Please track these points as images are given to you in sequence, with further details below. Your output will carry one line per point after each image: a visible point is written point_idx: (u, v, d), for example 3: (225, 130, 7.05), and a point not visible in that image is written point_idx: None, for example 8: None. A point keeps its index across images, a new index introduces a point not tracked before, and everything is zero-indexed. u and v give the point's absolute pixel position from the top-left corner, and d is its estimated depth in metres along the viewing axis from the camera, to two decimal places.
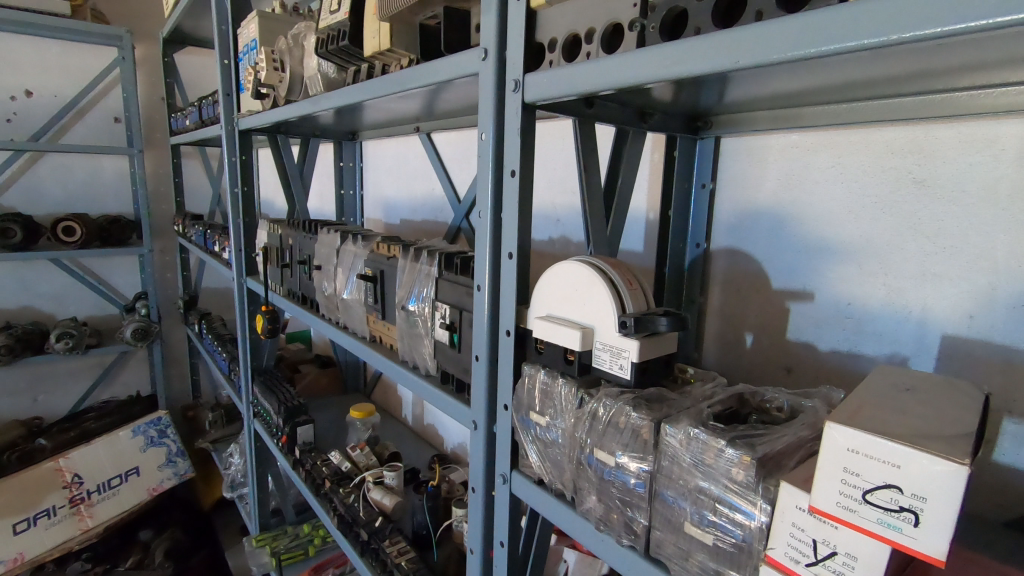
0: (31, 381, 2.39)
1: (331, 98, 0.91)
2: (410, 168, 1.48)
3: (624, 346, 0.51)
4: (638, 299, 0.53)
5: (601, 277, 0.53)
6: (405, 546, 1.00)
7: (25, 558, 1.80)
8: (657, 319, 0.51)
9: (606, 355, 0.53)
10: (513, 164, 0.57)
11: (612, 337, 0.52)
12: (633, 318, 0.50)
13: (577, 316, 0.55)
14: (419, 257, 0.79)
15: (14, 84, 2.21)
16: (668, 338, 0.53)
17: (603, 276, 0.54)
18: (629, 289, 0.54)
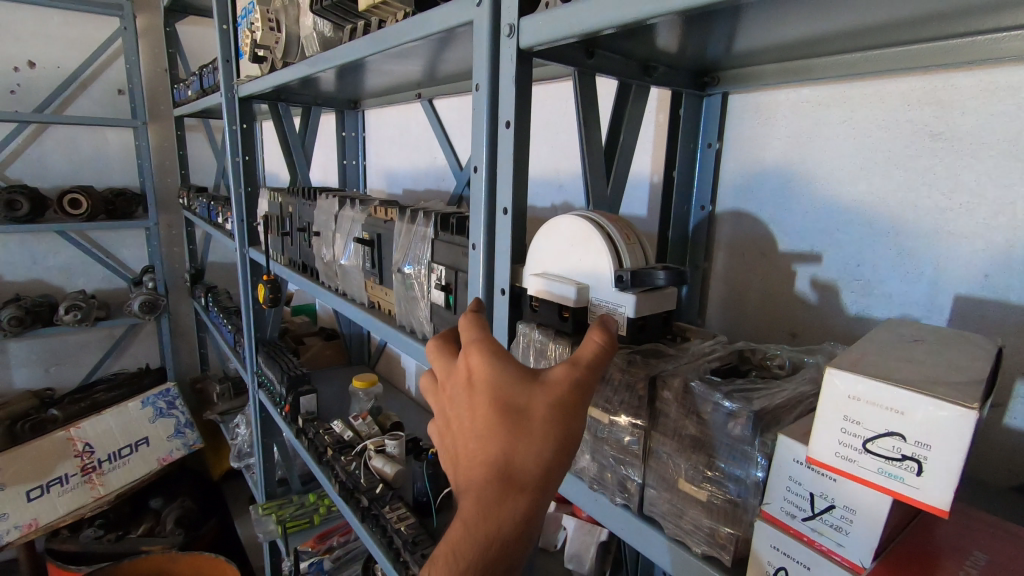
0: (43, 353, 2.42)
1: (326, 59, 0.89)
2: (412, 136, 1.46)
3: (621, 301, 0.49)
4: (637, 254, 0.51)
5: (597, 230, 0.51)
6: (405, 513, 1.00)
7: (39, 523, 1.85)
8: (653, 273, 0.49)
9: (601, 313, 0.51)
10: (508, 115, 0.55)
11: (608, 293, 0.50)
12: (629, 272, 0.48)
13: (574, 274, 0.53)
14: (415, 219, 0.77)
15: (17, 56, 2.20)
16: (668, 296, 0.52)
17: (600, 231, 0.52)
18: (627, 244, 0.52)
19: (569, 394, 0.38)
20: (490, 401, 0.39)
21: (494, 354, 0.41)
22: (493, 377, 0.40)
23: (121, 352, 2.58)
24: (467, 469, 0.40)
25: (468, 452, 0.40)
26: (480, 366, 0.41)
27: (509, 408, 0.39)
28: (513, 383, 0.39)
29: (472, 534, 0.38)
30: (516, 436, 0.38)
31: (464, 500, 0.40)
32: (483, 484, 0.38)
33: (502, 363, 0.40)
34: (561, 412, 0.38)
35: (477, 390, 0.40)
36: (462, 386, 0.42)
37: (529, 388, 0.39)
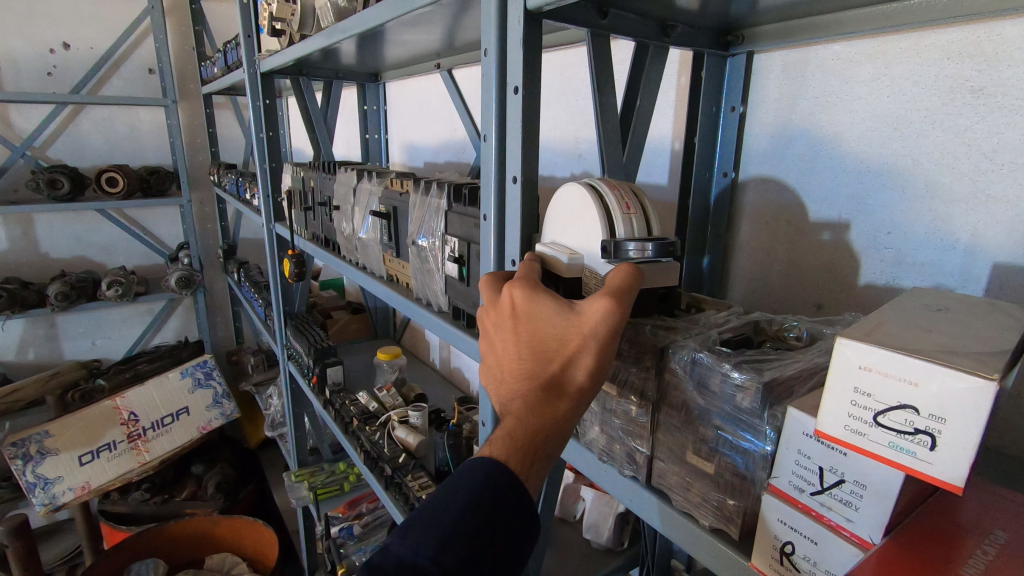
0: (89, 326, 2.54)
1: (341, 30, 0.88)
2: (432, 107, 1.44)
3: (606, 273, 0.48)
4: (636, 225, 0.49)
5: (592, 198, 0.50)
6: (426, 482, 1.01)
7: (92, 485, 1.99)
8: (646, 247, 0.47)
9: (591, 284, 0.50)
10: (517, 81, 0.53)
11: (596, 264, 0.49)
12: (613, 243, 0.47)
13: (568, 246, 0.52)
14: (429, 190, 0.77)
15: (52, 37, 2.25)
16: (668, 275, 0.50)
17: (594, 200, 0.50)
18: (626, 216, 0.49)
19: (603, 320, 0.40)
20: (531, 328, 0.42)
21: (534, 288, 0.43)
22: (532, 308, 0.43)
23: (160, 325, 2.68)
24: (507, 383, 0.43)
25: (509, 371, 0.43)
26: (524, 296, 0.43)
27: (548, 332, 0.42)
28: (552, 313, 0.42)
29: (511, 440, 0.41)
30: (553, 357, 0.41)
31: (504, 407, 0.43)
32: (526, 398, 0.41)
33: (543, 295, 0.43)
34: (598, 333, 0.40)
35: (519, 319, 0.43)
36: (506, 316, 0.44)
37: (567, 318, 0.41)
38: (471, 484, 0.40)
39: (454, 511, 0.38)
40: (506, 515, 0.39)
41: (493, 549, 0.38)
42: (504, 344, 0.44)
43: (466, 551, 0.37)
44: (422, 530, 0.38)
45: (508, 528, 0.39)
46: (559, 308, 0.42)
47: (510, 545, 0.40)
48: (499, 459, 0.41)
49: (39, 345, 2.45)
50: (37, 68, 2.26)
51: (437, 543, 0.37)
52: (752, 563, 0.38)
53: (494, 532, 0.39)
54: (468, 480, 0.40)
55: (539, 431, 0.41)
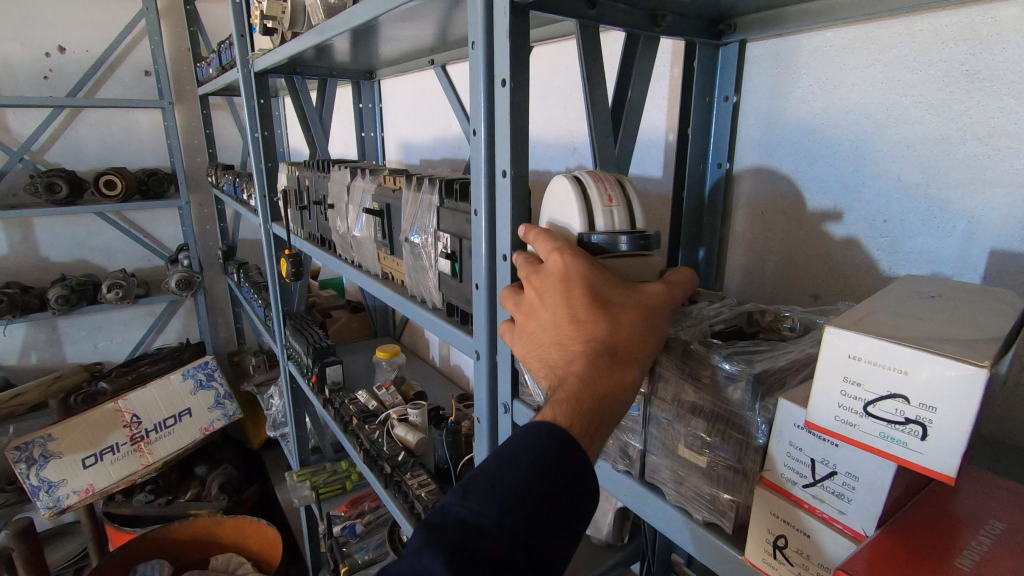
0: (91, 330, 2.55)
1: (331, 25, 0.87)
2: (426, 103, 1.43)
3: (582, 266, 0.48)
4: (617, 218, 0.48)
5: (574, 189, 0.48)
6: (425, 479, 1.01)
7: (95, 488, 2.00)
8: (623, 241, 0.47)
9: None
10: (504, 73, 0.52)
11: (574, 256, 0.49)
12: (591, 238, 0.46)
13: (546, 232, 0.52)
14: (421, 186, 0.76)
15: (47, 41, 2.25)
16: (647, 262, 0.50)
17: (576, 191, 0.48)
18: (606, 209, 0.48)
19: (660, 301, 0.43)
20: (591, 293, 0.42)
21: (586, 258, 0.44)
22: (588, 274, 0.43)
23: (162, 327, 2.69)
24: (564, 347, 0.41)
25: (563, 335, 0.41)
26: (578, 264, 0.43)
27: (611, 301, 0.42)
28: (612, 285, 0.43)
29: (576, 403, 0.38)
30: (618, 321, 0.41)
31: (561, 372, 0.41)
32: (590, 359, 0.40)
33: (596, 265, 0.43)
34: (660, 311, 0.43)
35: (574, 282, 0.42)
36: (555, 282, 0.43)
37: (625, 292, 0.43)
38: (533, 449, 0.38)
39: (517, 474, 0.37)
40: (568, 483, 0.38)
41: (553, 521, 0.37)
42: (556, 309, 0.43)
43: (529, 517, 0.36)
44: (483, 489, 0.36)
45: (569, 497, 0.38)
46: (616, 283, 0.43)
47: (568, 516, 0.38)
48: (562, 423, 0.38)
49: (41, 349, 2.46)
50: (32, 72, 2.25)
51: (501, 508, 0.35)
52: (743, 557, 0.37)
53: (555, 500, 0.37)
54: (528, 445, 0.38)
55: (606, 395, 0.39)
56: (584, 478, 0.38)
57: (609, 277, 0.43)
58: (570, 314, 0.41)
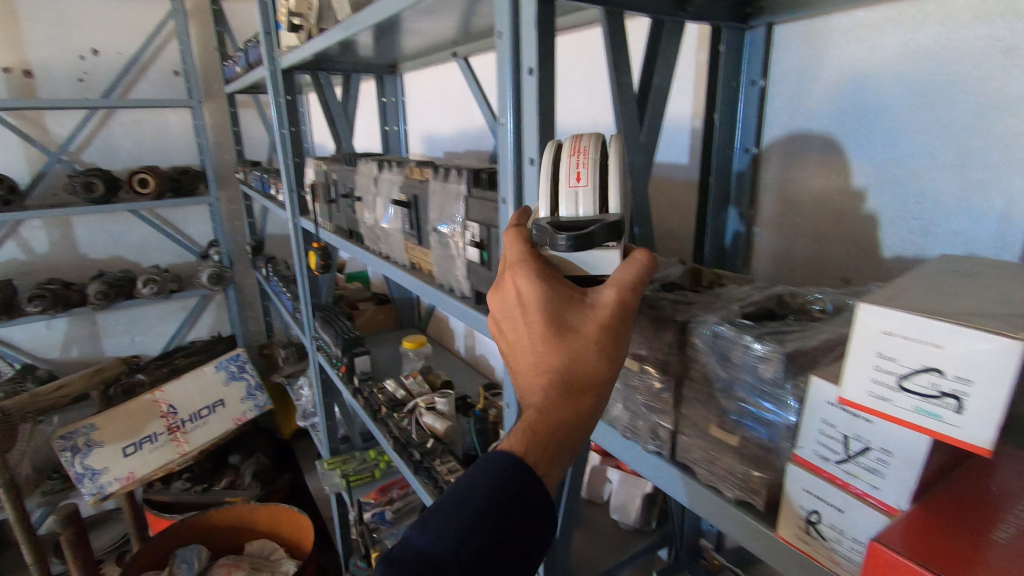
0: (128, 324, 2.64)
1: (357, 20, 0.89)
2: (448, 95, 1.45)
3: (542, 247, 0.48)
4: (581, 199, 0.47)
5: (547, 168, 0.48)
6: (455, 466, 1.04)
7: (136, 476, 2.06)
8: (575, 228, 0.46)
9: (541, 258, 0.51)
10: (531, 62, 0.53)
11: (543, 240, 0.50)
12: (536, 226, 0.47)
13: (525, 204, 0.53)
14: (449, 176, 0.77)
15: (81, 44, 2.32)
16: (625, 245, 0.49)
17: (549, 171, 0.49)
18: (572, 191, 0.47)
19: (621, 310, 0.42)
20: (545, 320, 0.43)
21: (541, 279, 0.44)
22: (540, 301, 0.44)
23: (195, 321, 2.77)
24: (528, 374, 0.44)
25: (526, 362, 0.44)
26: (532, 288, 0.44)
27: (567, 326, 0.43)
28: (567, 306, 0.43)
29: (535, 435, 0.42)
30: (572, 349, 0.42)
31: (526, 399, 0.44)
32: (548, 391, 0.42)
33: (552, 285, 0.44)
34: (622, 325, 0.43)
35: (530, 309, 0.44)
36: (515, 307, 0.45)
37: (581, 310, 0.43)
38: (491, 479, 0.42)
39: (476, 502, 0.41)
40: (528, 504, 0.42)
41: (515, 541, 0.41)
42: (520, 335, 0.45)
43: (486, 542, 0.40)
44: (441, 520, 0.40)
45: (532, 514, 0.42)
46: (573, 302, 0.44)
47: (531, 532, 0.42)
48: (522, 451, 0.42)
49: (82, 343, 2.56)
50: (68, 75, 2.32)
51: (456, 535, 0.40)
52: (777, 534, 0.38)
53: (515, 522, 0.41)
54: (487, 475, 0.42)
55: (564, 425, 0.42)
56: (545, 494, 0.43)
57: (567, 296, 0.44)
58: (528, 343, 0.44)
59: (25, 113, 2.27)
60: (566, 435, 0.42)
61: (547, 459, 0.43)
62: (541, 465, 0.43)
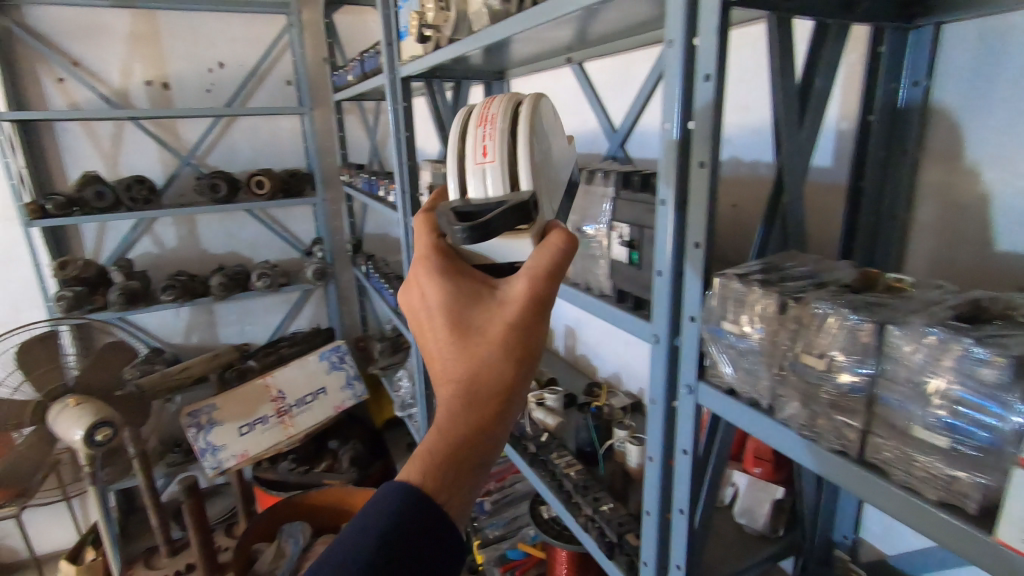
0: (240, 314, 2.86)
1: (499, 29, 0.94)
2: (559, 99, 1.48)
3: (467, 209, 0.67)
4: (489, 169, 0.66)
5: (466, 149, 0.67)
6: (572, 460, 1.08)
7: (249, 454, 2.24)
8: (481, 211, 0.62)
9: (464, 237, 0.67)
10: (709, 68, 0.55)
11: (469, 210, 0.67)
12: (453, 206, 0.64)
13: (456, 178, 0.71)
14: (594, 178, 0.81)
15: (210, 58, 2.55)
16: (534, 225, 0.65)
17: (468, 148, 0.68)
18: (482, 165, 0.67)
19: (521, 306, 0.58)
20: (459, 325, 0.58)
21: (452, 293, 0.60)
22: (453, 310, 0.59)
23: (297, 313, 2.96)
24: (447, 373, 0.58)
25: (445, 366, 0.59)
26: (445, 300, 0.60)
27: (479, 326, 0.58)
28: (475, 312, 0.59)
29: (454, 422, 0.57)
30: (482, 347, 0.57)
31: (446, 396, 0.58)
32: (466, 384, 0.57)
33: (459, 298, 0.60)
34: (526, 307, 0.58)
35: (446, 318, 0.59)
36: (434, 319, 0.60)
37: (487, 313, 0.58)
38: (398, 499, 0.53)
39: (372, 538, 0.51)
40: (443, 492, 0.54)
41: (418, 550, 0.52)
42: (439, 341, 0.59)
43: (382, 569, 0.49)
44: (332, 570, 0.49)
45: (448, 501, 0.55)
46: (480, 308, 0.59)
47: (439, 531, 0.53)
48: (442, 443, 0.56)
49: (202, 330, 2.81)
50: (197, 85, 2.55)
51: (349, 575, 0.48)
52: (996, 539, 0.37)
53: (422, 527, 0.52)
54: (395, 496, 0.54)
55: (486, 398, 0.57)
56: (461, 479, 0.55)
57: (475, 304, 0.59)
58: (446, 346, 0.58)
59: (161, 121, 2.52)
60: (480, 416, 0.57)
61: (463, 444, 0.56)
62: (459, 449, 0.56)
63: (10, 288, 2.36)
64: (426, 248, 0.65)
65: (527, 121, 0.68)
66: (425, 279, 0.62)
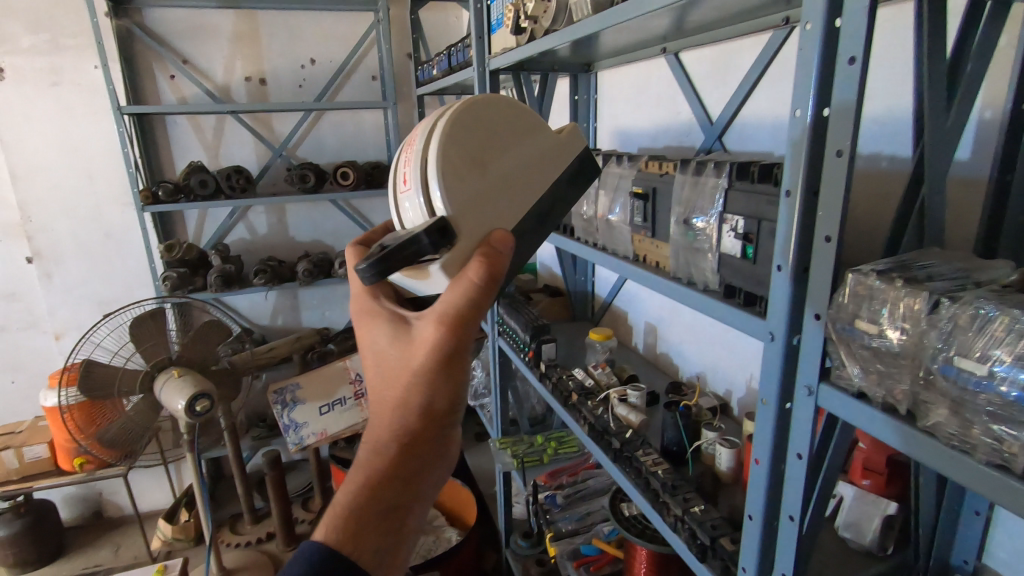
0: (322, 300, 3.00)
1: (595, 20, 0.92)
2: (651, 91, 1.45)
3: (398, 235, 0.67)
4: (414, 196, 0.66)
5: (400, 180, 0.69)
6: (658, 459, 1.04)
7: (327, 433, 2.41)
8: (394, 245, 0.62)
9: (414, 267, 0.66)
10: (854, 50, 0.52)
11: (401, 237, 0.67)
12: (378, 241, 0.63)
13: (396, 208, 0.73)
14: (705, 171, 0.79)
15: (303, 55, 2.68)
16: (460, 247, 0.64)
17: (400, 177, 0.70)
18: (409, 191, 0.67)
19: (431, 346, 0.61)
20: (388, 360, 0.66)
21: (383, 331, 0.67)
22: (384, 348, 0.66)
23: None
24: (385, 400, 0.67)
25: (383, 393, 0.67)
26: (379, 337, 0.67)
27: (400, 362, 0.65)
28: (399, 349, 0.65)
29: (388, 443, 0.66)
30: (403, 381, 0.64)
31: (385, 419, 0.67)
32: (396, 412, 0.65)
33: (387, 335, 0.66)
34: (433, 358, 0.62)
35: (380, 353, 0.67)
36: (374, 353, 0.68)
37: (406, 350, 0.64)
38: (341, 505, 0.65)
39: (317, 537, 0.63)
40: (380, 502, 0.64)
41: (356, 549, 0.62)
42: (379, 371, 0.68)
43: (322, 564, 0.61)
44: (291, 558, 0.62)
45: (384, 508, 0.64)
46: (401, 345, 0.65)
47: (378, 533, 0.64)
48: (377, 461, 0.65)
49: (286, 313, 2.97)
50: (291, 80, 2.69)
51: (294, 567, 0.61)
52: None
53: (361, 532, 0.63)
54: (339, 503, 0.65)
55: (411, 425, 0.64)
56: (397, 489, 0.65)
57: (399, 341, 0.65)
58: (383, 378, 0.67)
59: (258, 116, 2.68)
60: (408, 438, 0.65)
61: (394, 462, 0.65)
62: (393, 466, 0.65)
63: (124, 267, 2.58)
64: (364, 287, 0.71)
65: (445, 136, 0.67)
66: (364, 314, 0.69)
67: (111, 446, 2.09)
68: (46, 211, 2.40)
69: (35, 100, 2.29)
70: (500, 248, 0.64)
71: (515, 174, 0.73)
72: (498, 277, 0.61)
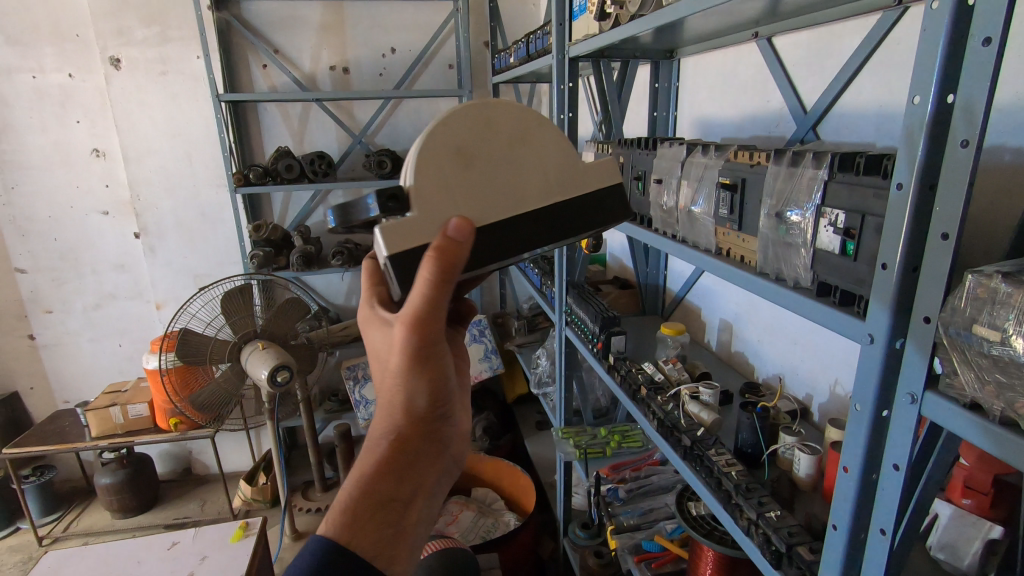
0: None
1: (684, 4, 0.88)
2: (738, 79, 1.39)
3: None
4: None
5: None
6: (731, 459, 1.01)
7: None
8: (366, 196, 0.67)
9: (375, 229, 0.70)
10: (991, 30, 0.47)
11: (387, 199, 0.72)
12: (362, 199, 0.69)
13: None
14: (802, 161, 0.75)
15: (384, 44, 2.75)
16: (411, 219, 0.61)
17: None
18: None
19: (401, 344, 0.61)
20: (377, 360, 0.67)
21: (371, 333, 0.68)
22: (374, 349, 0.68)
23: None
24: (380, 397, 0.68)
25: (378, 392, 0.68)
26: (370, 339, 0.69)
27: (385, 361, 0.65)
28: (383, 349, 0.66)
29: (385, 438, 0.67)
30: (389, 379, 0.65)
31: (382, 416, 0.68)
32: (389, 408, 0.66)
33: (374, 336, 0.67)
34: (406, 355, 0.61)
35: (373, 354, 0.68)
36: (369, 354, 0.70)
37: (387, 349, 0.64)
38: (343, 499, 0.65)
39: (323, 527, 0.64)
40: (380, 494, 0.65)
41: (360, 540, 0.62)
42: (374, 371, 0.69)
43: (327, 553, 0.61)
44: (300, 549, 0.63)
45: (385, 499, 0.65)
46: (383, 344, 0.65)
47: (381, 524, 0.64)
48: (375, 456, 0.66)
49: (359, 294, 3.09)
50: (373, 69, 2.78)
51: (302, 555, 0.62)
52: None
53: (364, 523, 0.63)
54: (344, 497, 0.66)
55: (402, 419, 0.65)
56: (396, 481, 0.66)
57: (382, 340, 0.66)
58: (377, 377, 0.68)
59: (341, 103, 2.78)
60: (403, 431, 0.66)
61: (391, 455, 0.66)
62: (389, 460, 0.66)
63: (216, 245, 2.78)
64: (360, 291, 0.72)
65: (433, 125, 0.64)
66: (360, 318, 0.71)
67: (202, 409, 2.26)
68: (152, 190, 2.61)
69: (146, 88, 2.49)
70: (455, 238, 0.57)
71: (500, 181, 0.66)
72: (454, 271, 0.57)
